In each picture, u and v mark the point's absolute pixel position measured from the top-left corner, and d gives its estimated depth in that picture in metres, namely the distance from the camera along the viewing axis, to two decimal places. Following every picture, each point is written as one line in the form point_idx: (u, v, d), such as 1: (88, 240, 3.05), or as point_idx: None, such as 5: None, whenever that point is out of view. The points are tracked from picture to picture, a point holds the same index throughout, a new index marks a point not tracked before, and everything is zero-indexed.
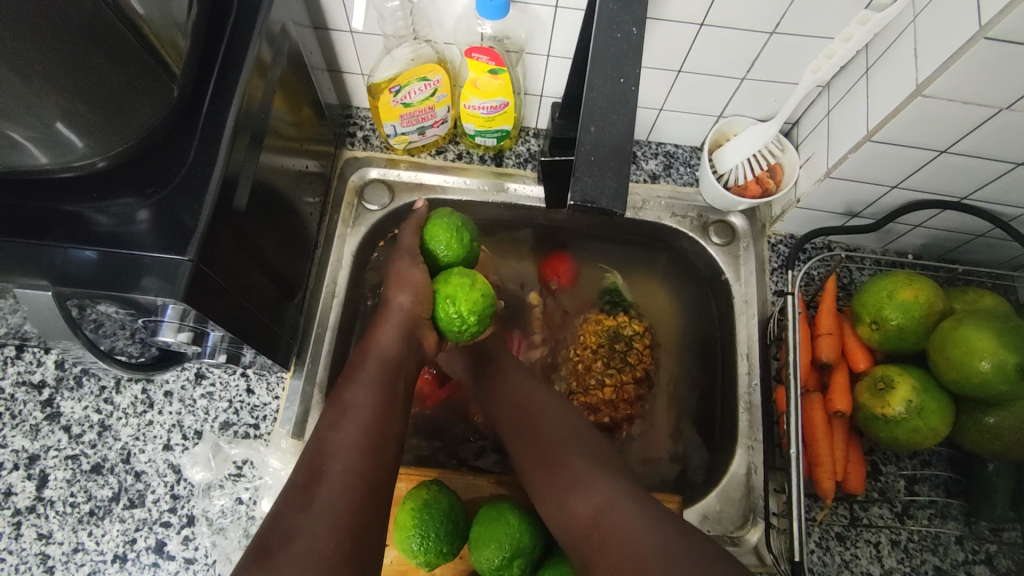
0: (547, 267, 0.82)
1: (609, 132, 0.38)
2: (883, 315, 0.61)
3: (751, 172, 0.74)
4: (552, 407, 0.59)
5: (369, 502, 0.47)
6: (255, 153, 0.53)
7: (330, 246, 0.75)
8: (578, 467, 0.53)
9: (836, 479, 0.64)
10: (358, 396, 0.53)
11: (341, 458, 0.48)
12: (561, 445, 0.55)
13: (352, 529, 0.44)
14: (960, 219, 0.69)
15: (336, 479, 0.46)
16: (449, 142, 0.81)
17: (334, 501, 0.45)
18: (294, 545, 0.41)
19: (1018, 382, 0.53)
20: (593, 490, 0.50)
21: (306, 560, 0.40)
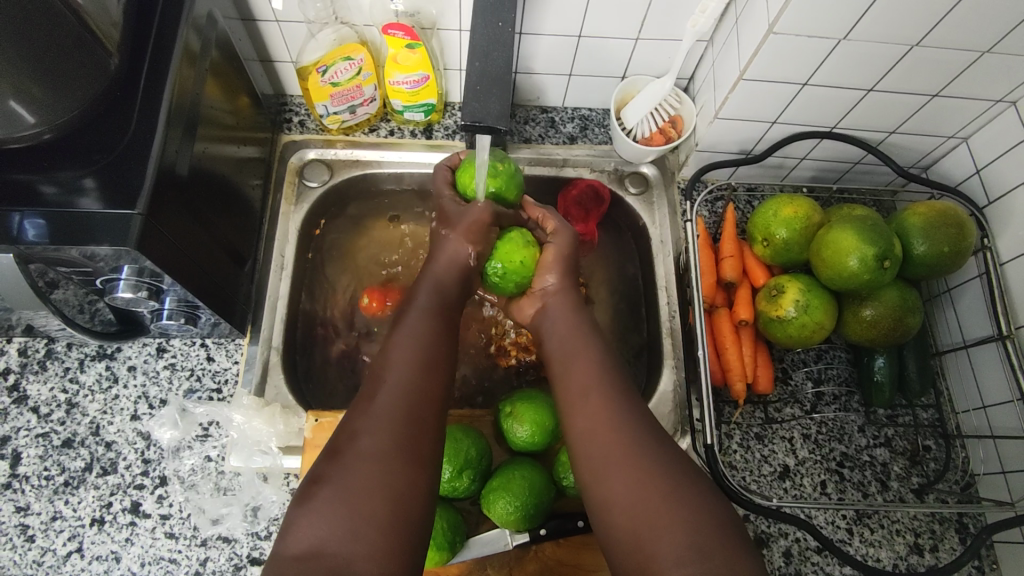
0: None
1: (490, 65, 0.55)
2: (771, 231, 0.70)
3: (654, 125, 0.83)
4: (597, 375, 0.51)
5: (426, 418, 0.47)
6: (191, 138, 0.59)
7: (275, 223, 0.81)
8: (625, 489, 0.44)
9: (747, 380, 0.72)
10: (411, 321, 0.53)
11: (390, 377, 0.48)
12: (614, 452, 0.45)
13: (408, 441, 0.44)
14: (839, 148, 0.78)
15: (393, 392, 0.47)
16: (381, 120, 0.87)
17: (390, 411, 0.46)
18: (358, 446, 0.43)
19: (878, 271, 0.63)
20: (662, 537, 0.40)
21: (369, 459, 0.43)
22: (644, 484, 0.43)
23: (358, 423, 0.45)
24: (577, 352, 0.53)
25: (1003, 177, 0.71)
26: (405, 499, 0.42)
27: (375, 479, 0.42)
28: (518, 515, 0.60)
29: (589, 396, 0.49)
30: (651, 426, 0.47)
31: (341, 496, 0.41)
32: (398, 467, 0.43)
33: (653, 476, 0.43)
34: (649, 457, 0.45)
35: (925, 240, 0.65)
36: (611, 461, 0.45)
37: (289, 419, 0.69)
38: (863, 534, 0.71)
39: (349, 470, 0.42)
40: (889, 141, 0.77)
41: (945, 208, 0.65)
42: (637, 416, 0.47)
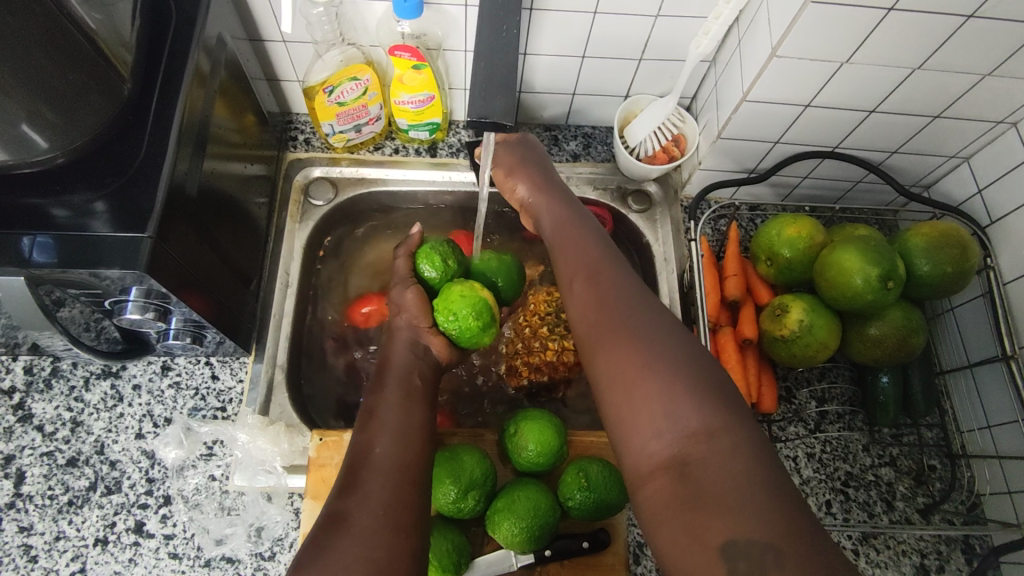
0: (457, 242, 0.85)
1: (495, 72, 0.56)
2: (775, 251, 0.70)
3: (657, 144, 0.83)
4: (598, 264, 0.51)
5: (410, 486, 0.48)
6: (200, 160, 0.59)
7: (280, 241, 0.81)
8: (630, 361, 0.43)
9: (751, 400, 0.72)
10: (384, 400, 0.55)
11: (371, 451, 0.49)
12: (621, 337, 0.45)
13: (393, 515, 0.45)
14: (841, 167, 0.79)
15: (373, 471, 0.48)
16: (386, 139, 0.88)
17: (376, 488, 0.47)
18: (345, 527, 0.44)
19: (882, 292, 0.63)
20: (669, 414, 0.41)
21: (359, 539, 0.43)
22: (653, 361, 0.43)
23: (346, 497, 0.46)
24: (581, 250, 0.53)
25: (1003, 198, 0.72)
26: (396, 567, 0.43)
27: (367, 548, 0.43)
28: (523, 536, 0.60)
29: (592, 283, 0.50)
30: (653, 310, 0.46)
31: (336, 567, 0.41)
32: (384, 539, 0.44)
33: (658, 357, 0.43)
34: (655, 337, 0.44)
35: (928, 261, 0.65)
36: (620, 344, 0.45)
37: (294, 438, 0.70)
38: (869, 554, 0.71)
39: (340, 540, 0.43)
40: (891, 160, 0.78)
41: (948, 229, 0.65)
42: (643, 297, 0.48)
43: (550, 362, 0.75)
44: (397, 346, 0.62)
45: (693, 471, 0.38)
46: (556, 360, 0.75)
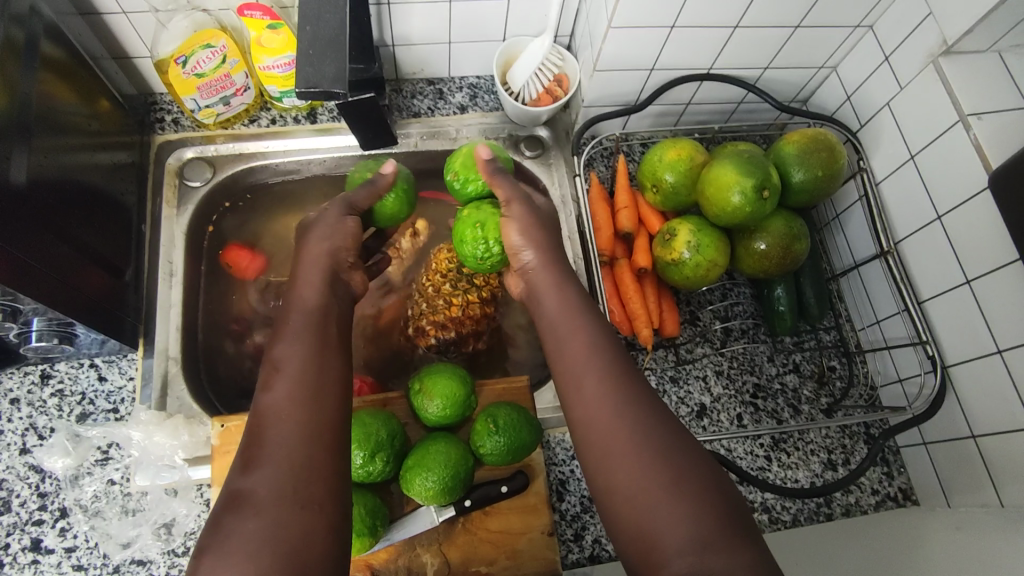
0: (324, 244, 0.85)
1: (322, 29, 0.59)
2: (658, 177, 0.71)
3: (540, 86, 0.82)
4: (593, 360, 0.46)
5: (322, 445, 0.42)
6: (25, 145, 0.55)
7: (158, 229, 0.77)
8: (633, 464, 0.41)
9: (653, 326, 0.74)
10: (290, 349, 0.47)
11: (268, 422, 0.42)
12: (615, 446, 0.42)
13: (304, 481, 0.40)
14: (719, 89, 0.80)
15: (279, 435, 0.42)
16: (261, 109, 0.83)
17: (282, 457, 0.41)
18: (244, 507, 0.38)
19: (759, 204, 0.64)
20: (660, 517, 0.39)
21: (260, 519, 0.38)
22: (650, 470, 0.40)
23: (245, 474, 0.40)
24: (566, 323, 0.49)
25: (869, 101, 0.74)
26: (310, 543, 0.38)
27: (272, 531, 0.37)
28: (438, 488, 0.59)
29: (591, 382, 0.45)
30: (653, 412, 0.43)
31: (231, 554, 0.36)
32: (292, 513, 0.38)
33: (653, 465, 0.41)
34: (641, 433, 0.42)
35: (801, 167, 0.67)
36: (615, 444, 0.42)
37: (195, 429, 0.67)
38: (781, 458, 0.74)
39: (241, 520, 0.37)
40: (766, 76, 0.79)
41: (816, 134, 0.67)
42: (642, 392, 0.44)
43: (456, 318, 0.78)
44: (308, 296, 0.52)
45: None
46: (462, 315, 0.78)
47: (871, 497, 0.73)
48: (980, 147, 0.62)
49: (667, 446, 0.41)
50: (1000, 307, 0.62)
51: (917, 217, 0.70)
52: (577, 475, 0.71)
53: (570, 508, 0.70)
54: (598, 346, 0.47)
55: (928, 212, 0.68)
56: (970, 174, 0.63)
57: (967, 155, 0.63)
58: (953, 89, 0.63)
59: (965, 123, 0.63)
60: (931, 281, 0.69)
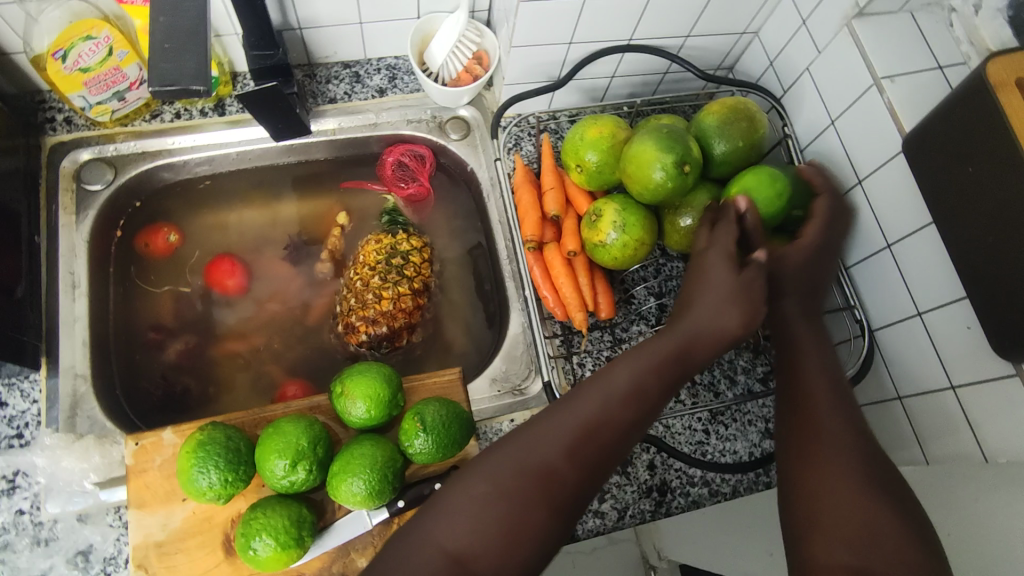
0: (212, 272, 0.81)
1: (179, 19, 0.49)
2: (581, 156, 0.69)
3: (458, 65, 0.79)
4: (828, 382, 0.48)
5: (599, 444, 0.43)
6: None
7: (57, 237, 0.72)
8: (837, 500, 0.42)
9: (587, 310, 0.72)
10: (649, 347, 0.47)
11: (585, 396, 0.44)
12: (840, 488, 0.42)
13: (545, 480, 0.42)
14: (641, 60, 0.78)
15: (611, 407, 0.44)
16: (163, 104, 0.78)
17: (563, 421, 0.43)
18: (528, 446, 0.43)
19: (681, 179, 0.63)
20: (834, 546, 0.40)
21: (533, 449, 0.42)
22: (859, 507, 0.41)
23: (548, 448, 0.43)
24: (809, 345, 0.50)
25: (790, 66, 0.73)
26: (526, 522, 0.41)
27: (499, 506, 0.41)
28: (367, 493, 0.57)
29: (827, 405, 0.47)
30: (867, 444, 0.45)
31: (455, 516, 0.41)
32: (529, 506, 0.41)
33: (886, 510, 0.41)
34: (843, 469, 0.43)
35: (722, 137, 0.65)
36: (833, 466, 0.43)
37: (107, 449, 0.64)
38: (719, 431, 0.74)
39: (514, 471, 0.42)
40: (688, 45, 0.77)
41: (736, 102, 0.66)
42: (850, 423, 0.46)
43: (387, 312, 0.75)
44: (725, 321, 0.47)
45: None
46: (393, 308, 0.76)
47: None
48: (893, 110, 0.61)
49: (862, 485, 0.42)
50: (919, 269, 0.62)
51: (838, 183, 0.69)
52: None
53: None
54: (828, 356, 0.50)
55: (850, 177, 0.68)
56: (886, 138, 0.62)
57: (882, 118, 0.62)
58: (866, 51, 0.63)
59: (879, 86, 0.62)
60: (856, 246, 0.69)
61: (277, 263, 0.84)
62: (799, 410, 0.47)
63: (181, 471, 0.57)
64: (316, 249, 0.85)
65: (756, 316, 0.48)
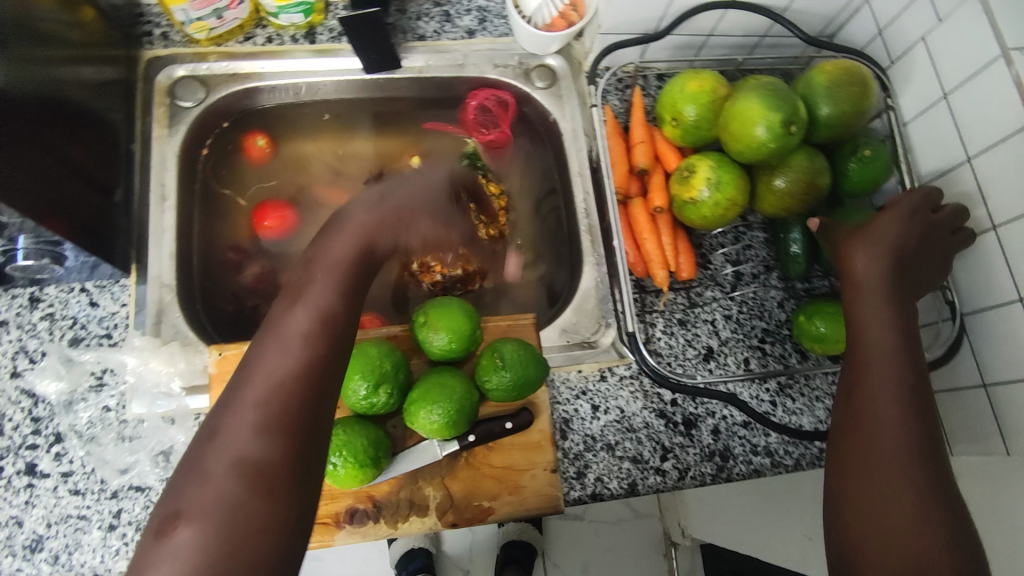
0: (256, 215, 0.80)
1: None
2: (678, 109, 0.67)
3: (555, 10, 0.77)
4: (896, 361, 0.51)
5: (306, 404, 0.39)
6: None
7: (149, 149, 0.73)
8: (887, 465, 0.46)
9: (668, 268, 0.71)
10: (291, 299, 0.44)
11: (267, 357, 0.40)
12: (886, 489, 0.45)
13: (264, 480, 0.36)
14: (744, 18, 0.75)
15: (238, 417, 0.38)
16: (256, 26, 0.78)
17: (244, 427, 0.37)
18: (224, 443, 0.37)
19: (784, 139, 0.61)
20: (883, 508, 0.44)
21: (234, 465, 0.36)
22: (903, 478, 0.45)
23: (252, 440, 0.37)
24: (879, 325, 0.53)
25: (904, 36, 0.70)
26: (250, 517, 0.35)
27: (219, 519, 0.34)
28: (444, 422, 0.58)
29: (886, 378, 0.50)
30: (925, 420, 0.48)
31: (199, 520, 0.34)
32: (252, 502, 0.35)
33: (931, 521, 0.44)
34: (899, 437, 0.47)
35: (829, 100, 0.63)
36: (884, 433, 0.47)
37: (191, 357, 0.66)
38: (786, 403, 0.73)
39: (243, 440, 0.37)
40: (795, 7, 0.74)
41: (849, 66, 0.64)
42: (913, 399, 0.49)
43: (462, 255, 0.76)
44: (341, 247, 0.50)
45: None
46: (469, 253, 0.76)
47: None
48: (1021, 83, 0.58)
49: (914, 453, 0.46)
50: (1023, 254, 0.60)
51: (944, 159, 0.67)
52: (582, 414, 0.70)
53: (573, 446, 0.69)
54: (901, 346, 0.52)
55: (959, 154, 0.65)
56: (1008, 112, 0.59)
57: (1006, 91, 0.59)
58: (996, 19, 0.60)
59: (1007, 58, 0.59)
60: None
61: (353, 198, 0.85)
62: (853, 395, 0.50)
63: None
64: None
65: (370, 245, 0.52)
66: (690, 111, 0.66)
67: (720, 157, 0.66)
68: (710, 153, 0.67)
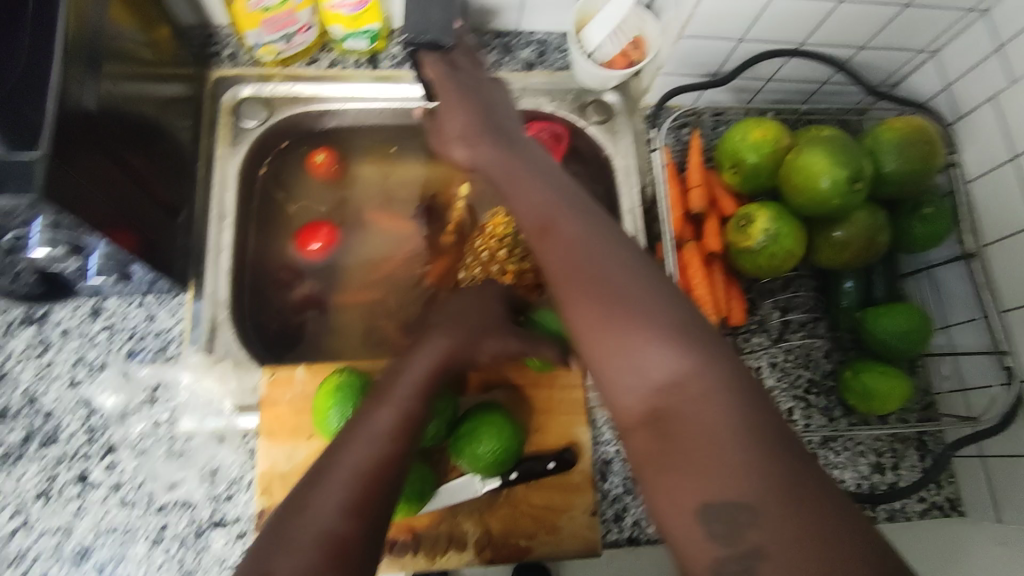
0: (302, 237, 0.81)
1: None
2: (739, 157, 0.67)
3: (616, 47, 0.77)
4: (542, 208, 0.44)
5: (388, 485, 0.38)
6: (96, 79, 0.52)
7: (211, 167, 0.75)
8: (617, 281, 0.38)
9: (719, 315, 0.71)
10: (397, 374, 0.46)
11: (350, 447, 0.39)
12: (625, 360, 0.37)
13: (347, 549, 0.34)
14: (808, 65, 0.75)
15: (321, 495, 0.36)
16: (321, 50, 0.80)
17: (329, 504, 0.36)
18: (306, 516, 0.35)
19: (849, 196, 0.61)
20: (633, 369, 0.36)
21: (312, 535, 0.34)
22: (629, 313, 0.37)
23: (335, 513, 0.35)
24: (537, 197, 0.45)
25: (972, 93, 0.70)
26: None
27: None
28: (492, 459, 0.59)
29: (543, 235, 0.42)
30: (632, 256, 0.39)
31: None
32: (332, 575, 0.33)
33: (700, 391, 0.34)
34: (610, 295, 0.38)
35: (896, 157, 0.63)
36: (589, 291, 0.39)
37: (242, 376, 0.66)
38: (829, 457, 0.72)
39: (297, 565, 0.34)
40: (859, 57, 0.74)
41: (919, 124, 0.63)
42: (617, 251, 0.40)
43: (509, 286, 0.76)
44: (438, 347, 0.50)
45: (672, 423, 0.34)
46: (515, 284, 0.77)
47: (917, 505, 0.71)
48: None
49: (655, 318, 0.37)
50: None
51: (1010, 221, 0.66)
52: (622, 455, 0.70)
53: (612, 488, 0.69)
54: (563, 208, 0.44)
55: None
56: None
57: None
58: None
59: None
60: (1017, 291, 0.66)
61: (401, 220, 0.86)
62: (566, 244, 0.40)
63: (317, 411, 0.59)
64: (441, 213, 0.86)
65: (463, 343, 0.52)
66: (751, 159, 0.66)
67: (778, 207, 0.66)
68: (769, 203, 0.66)
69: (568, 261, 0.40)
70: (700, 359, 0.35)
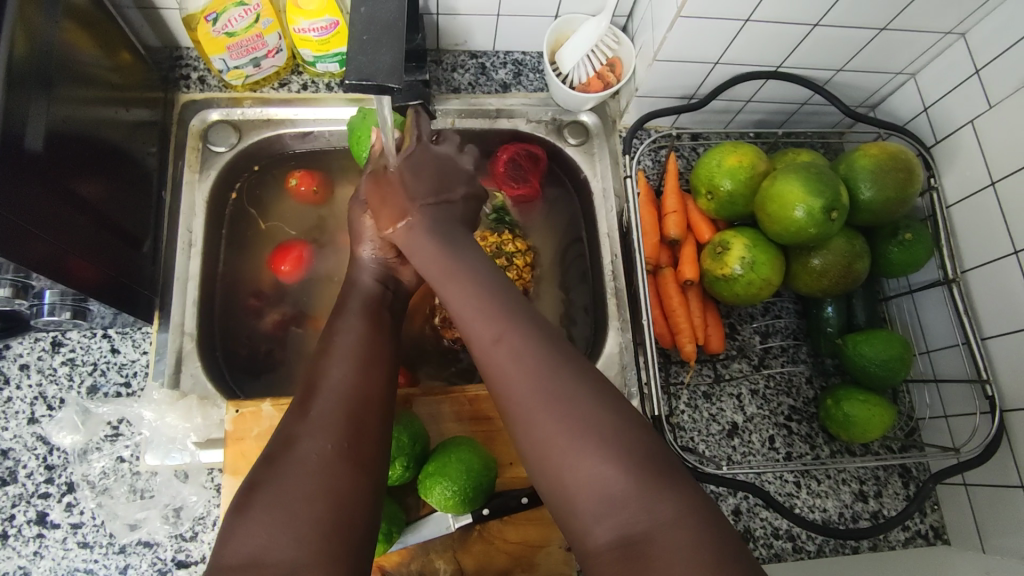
0: (275, 256, 0.78)
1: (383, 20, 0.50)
2: (715, 183, 0.66)
3: (591, 69, 0.76)
4: (481, 321, 0.44)
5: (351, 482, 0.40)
6: (46, 113, 0.51)
7: (178, 194, 0.73)
8: (544, 395, 0.40)
9: (697, 342, 0.70)
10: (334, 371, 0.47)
11: (312, 457, 0.40)
12: (564, 471, 0.38)
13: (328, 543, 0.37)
14: (787, 87, 0.73)
15: (282, 494, 0.39)
16: (292, 73, 0.79)
17: (294, 502, 0.38)
18: (268, 520, 0.37)
19: (824, 224, 0.59)
20: (575, 474, 0.38)
21: (282, 531, 0.37)
22: (564, 429, 0.39)
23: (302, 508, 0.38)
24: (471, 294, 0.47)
25: (951, 116, 0.69)
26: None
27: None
28: (459, 499, 0.56)
29: (486, 340, 0.43)
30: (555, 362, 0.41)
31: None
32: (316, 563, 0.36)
33: (628, 498, 0.36)
34: (543, 406, 0.40)
35: (872, 184, 0.62)
36: (527, 406, 0.40)
37: (207, 411, 0.64)
38: (810, 485, 0.71)
39: (276, 532, 0.37)
40: (837, 79, 0.73)
41: (895, 150, 0.62)
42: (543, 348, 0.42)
43: None
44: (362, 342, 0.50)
45: (641, 546, 0.35)
46: None
47: (900, 534, 0.70)
48: None
49: (585, 422, 0.39)
50: None
51: (990, 247, 0.65)
52: None
53: None
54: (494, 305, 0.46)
55: (1004, 244, 0.64)
56: None
57: None
58: None
59: None
60: (997, 318, 0.65)
61: None
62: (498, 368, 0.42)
63: None
64: None
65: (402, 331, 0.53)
66: (726, 185, 0.65)
67: (753, 234, 0.64)
68: (744, 230, 0.65)
69: (507, 371, 0.42)
70: (635, 465, 0.37)
